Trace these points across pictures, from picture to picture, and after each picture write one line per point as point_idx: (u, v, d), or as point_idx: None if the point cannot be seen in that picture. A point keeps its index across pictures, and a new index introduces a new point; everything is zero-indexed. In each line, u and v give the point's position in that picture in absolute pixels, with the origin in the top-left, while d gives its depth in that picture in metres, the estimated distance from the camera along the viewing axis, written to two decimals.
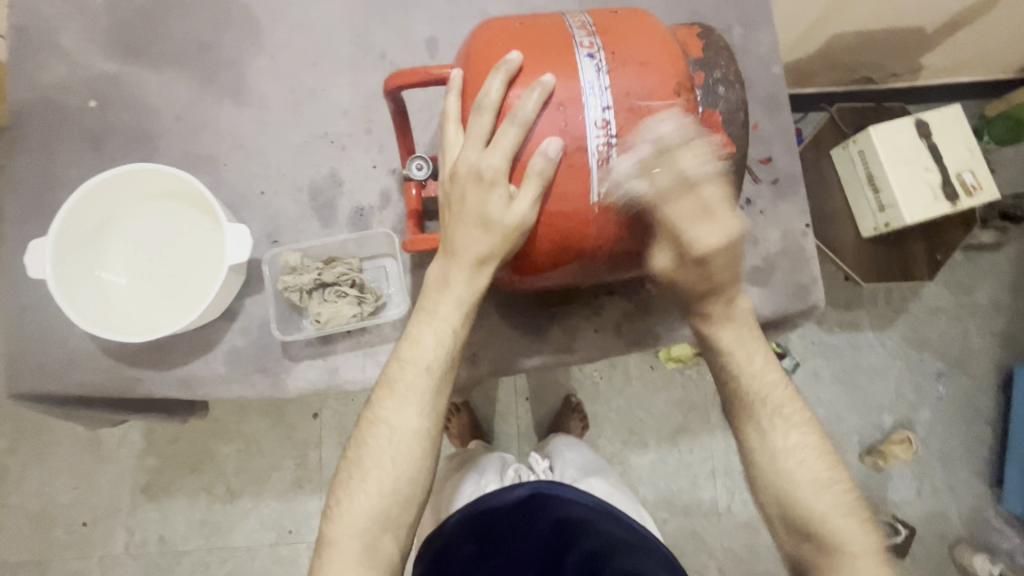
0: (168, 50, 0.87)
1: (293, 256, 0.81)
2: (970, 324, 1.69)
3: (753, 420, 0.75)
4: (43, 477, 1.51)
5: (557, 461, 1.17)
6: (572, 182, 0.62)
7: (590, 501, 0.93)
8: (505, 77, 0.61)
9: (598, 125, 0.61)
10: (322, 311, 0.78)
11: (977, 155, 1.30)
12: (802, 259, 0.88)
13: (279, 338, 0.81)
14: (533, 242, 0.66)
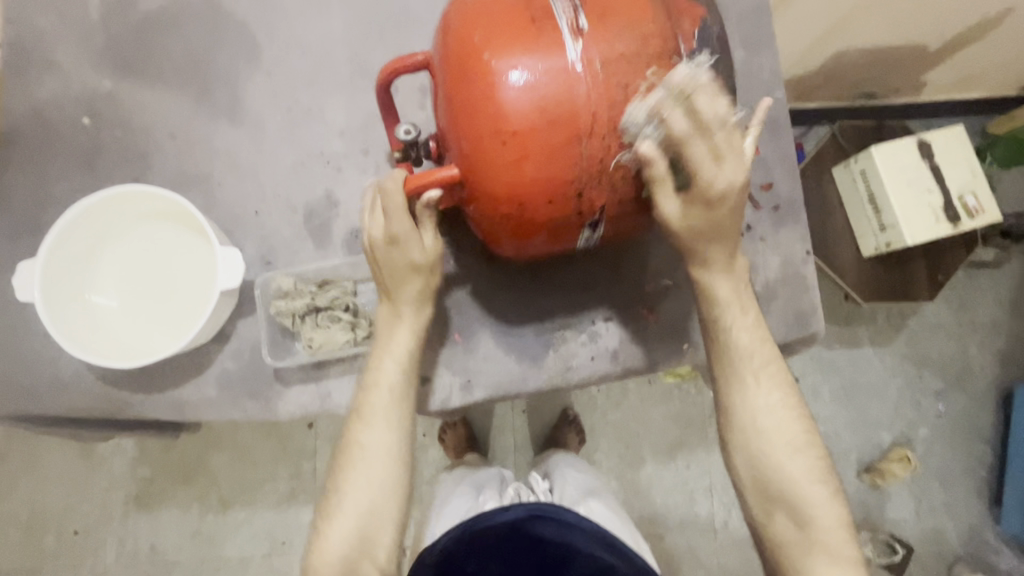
0: (163, 67, 0.86)
1: (286, 281, 0.80)
2: (969, 342, 1.68)
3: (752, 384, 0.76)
4: (35, 485, 1.50)
5: (556, 482, 1.15)
6: (540, 57, 0.59)
7: (588, 528, 0.88)
8: None
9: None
10: (315, 336, 0.78)
11: (979, 177, 1.29)
12: (802, 286, 0.87)
13: (270, 364, 0.80)
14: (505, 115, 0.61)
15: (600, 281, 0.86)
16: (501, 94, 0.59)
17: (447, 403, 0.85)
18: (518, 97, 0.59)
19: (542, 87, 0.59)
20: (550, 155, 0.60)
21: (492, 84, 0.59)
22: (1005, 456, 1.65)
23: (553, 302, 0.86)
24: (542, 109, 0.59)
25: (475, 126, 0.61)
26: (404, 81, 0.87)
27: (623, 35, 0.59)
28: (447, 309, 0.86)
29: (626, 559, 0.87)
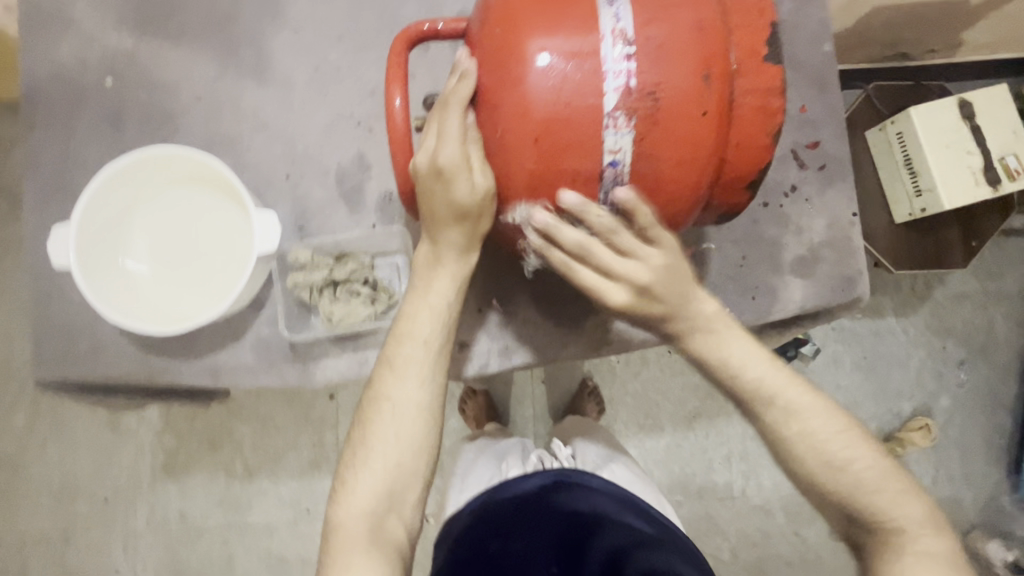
0: (187, 23, 0.82)
1: (303, 253, 0.77)
2: (995, 311, 1.66)
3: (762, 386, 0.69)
4: (64, 453, 1.52)
5: (579, 450, 1.15)
6: (574, 41, 0.56)
7: (612, 491, 0.91)
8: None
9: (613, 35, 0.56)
10: (334, 311, 0.75)
11: (1022, 137, 1.25)
12: (848, 250, 0.84)
13: (287, 337, 0.79)
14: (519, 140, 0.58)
15: None
16: (528, 79, 0.57)
17: (483, 370, 0.85)
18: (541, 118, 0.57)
19: (578, 74, 0.56)
20: (578, 143, 0.57)
21: (520, 66, 0.57)
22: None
23: (573, 294, 0.84)
24: (566, 92, 0.56)
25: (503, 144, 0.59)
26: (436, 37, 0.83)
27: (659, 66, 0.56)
28: (482, 274, 0.84)
29: (652, 523, 0.89)
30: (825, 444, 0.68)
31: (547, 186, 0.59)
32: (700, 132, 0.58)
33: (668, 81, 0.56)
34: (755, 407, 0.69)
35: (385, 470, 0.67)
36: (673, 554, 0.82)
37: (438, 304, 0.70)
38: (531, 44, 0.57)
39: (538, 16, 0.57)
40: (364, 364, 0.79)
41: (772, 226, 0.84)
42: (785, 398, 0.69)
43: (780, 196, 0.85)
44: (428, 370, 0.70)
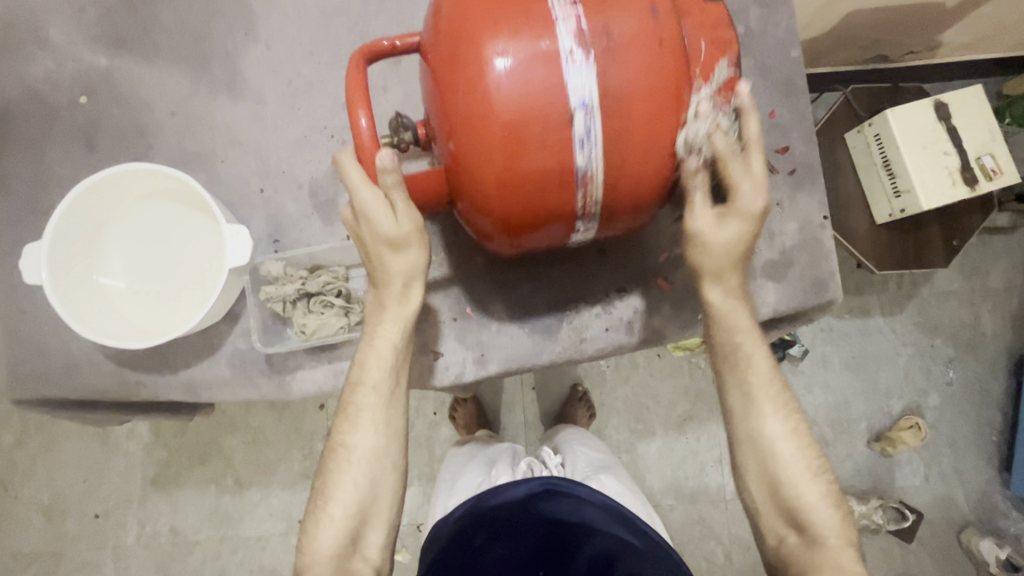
0: (160, 41, 0.83)
1: (275, 266, 0.78)
2: (982, 308, 1.67)
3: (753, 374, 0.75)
4: (53, 470, 1.52)
5: (567, 457, 1.15)
6: (532, 41, 0.57)
7: (603, 502, 0.84)
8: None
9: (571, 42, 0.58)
10: (308, 323, 0.76)
11: (997, 138, 1.26)
12: (820, 252, 0.85)
13: (261, 351, 0.79)
14: (486, 149, 0.59)
15: (613, 250, 0.85)
16: (490, 81, 0.57)
17: (460, 378, 0.85)
18: (507, 129, 0.58)
19: (539, 73, 0.57)
20: (545, 141, 0.59)
21: (482, 81, 0.58)
22: (1016, 421, 1.65)
23: (547, 302, 0.85)
24: (530, 101, 0.58)
25: (469, 151, 0.60)
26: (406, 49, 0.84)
27: (618, 70, 0.58)
28: (458, 283, 0.85)
29: (645, 539, 0.83)
30: (792, 448, 0.73)
31: (517, 187, 0.61)
32: (662, 122, 0.60)
33: (628, 76, 0.58)
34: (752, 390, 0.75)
35: (346, 518, 0.70)
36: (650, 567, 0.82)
37: (385, 349, 0.72)
38: (489, 44, 0.57)
39: (493, 14, 0.58)
40: (340, 374, 0.79)
41: None
42: (774, 393, 0.75)
43: None
44: (383, 416, 0.73)
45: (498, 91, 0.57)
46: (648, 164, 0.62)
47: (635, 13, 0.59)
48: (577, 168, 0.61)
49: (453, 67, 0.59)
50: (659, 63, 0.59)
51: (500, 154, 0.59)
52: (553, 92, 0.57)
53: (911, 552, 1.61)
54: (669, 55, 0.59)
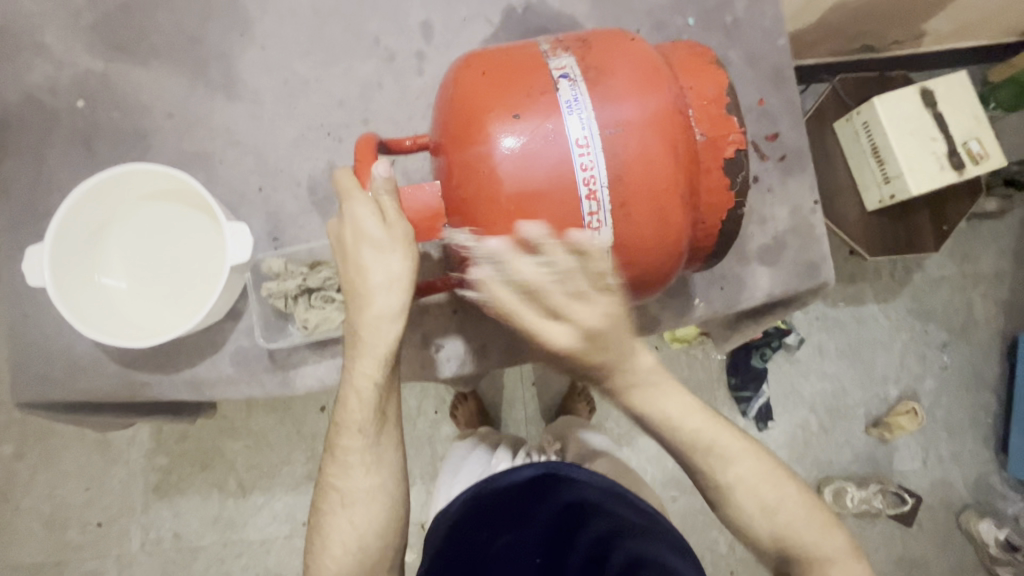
0: (155, 45, 0.84)
1: (276, 262, 0.78)
2: (974, 293, 1.69)
3: (718, 450, 0.73)
4: (55, 479, 1.51)
5: (562, 443, 1.18)
6: (541, 125, 0.61)
7: (602, 483, 0.87)
8: (477, 89, 0.64)
9: (576, 127, 0.61)
10: (310, 317, 0.76)
11: (982, 123, 1.28)
12: (812, 237, 0.86)
13: (264, 346, 0.79)
14: (497, 229, 0.62)
15: None
16: (500, 163, 0.61)
17: (461, 370, 0.86)
18: (516, 207, 0.61)
19: (547, 156, 0.61)
20: (553, 216, 0.61)
21: (491, 164, 0.61)
22: (1010, 404, 1.67)
23: None
24: (538, 180, 0.61)
25: (480, 229, 0.63)
26: (401, 47, 0.85)
27: (621, 151, 0.62)
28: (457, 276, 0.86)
29: (644, 515, 0.84)
30: (780, 493, 0.74)
31: (528, 259, 0.63)
32: (665, 198, 0.63)
33: (634, 160, 0.62)
34: (719, 461, 0.74)
35: (348, 550, 0.72)
36: (660, 543, 0.78)
37: (366, 389, 0.69)
38: (501, 131, 0.61)
39: (502, 102, 0.62)
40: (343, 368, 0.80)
41: None
42: (748, 452, 0.74)
43: None
44: (370, 459, 0.73)
45: (507, 173, 0.61)
46: (655, 239, 0.65)
47: (638, 98, 0.62)
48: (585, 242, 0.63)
49: (464, 150, 0.63)
50: (661, 146, 0.62)
51: (510, 231, 0.62)
52: (560, 174, 0.61)
53: (911, 536, 1.63)
54: (670, 138, 0.63)
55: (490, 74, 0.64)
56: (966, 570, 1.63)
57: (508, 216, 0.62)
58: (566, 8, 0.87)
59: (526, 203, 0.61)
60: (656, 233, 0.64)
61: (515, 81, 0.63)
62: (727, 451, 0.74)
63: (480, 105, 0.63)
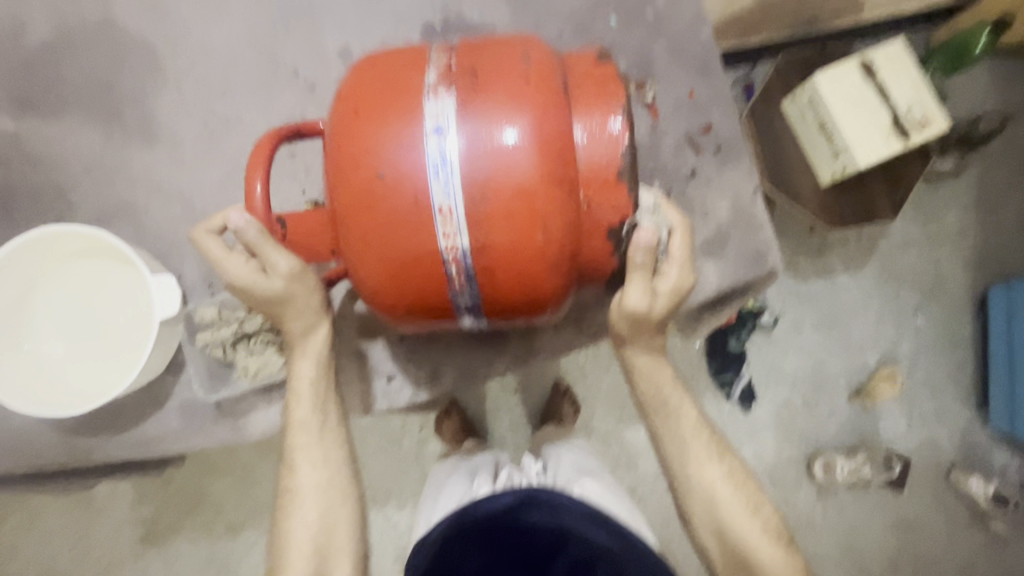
0: (67, 97, 0.82)
1: (209, 310, 0.77)
2: (941, 253, 1.70)
3: (684, 442, 0.86)
4: (38, 541, 1.45)
5: (551, 463, 1.10)
6: (407, 129, 0.62)
7: (580, 508, 0.86)
8: (357, 101, 0.65)
9: (438, 134, 0.61)
10: (249, 363, 0.75)
11: (923, 90, 1.29)
12: (754, 225, 0.86)
13: (206, 399, 0.77)
14: (363, 238, 0.64)
15: None
16: (364, 170, 0.62)
17: (416, 397, 0.85)
18: (380, 217, 0.62)
19: (417, 165, 0.61)
20: (415, 226, 0.62)
21: (357, 175, 0.63)
22: (987, 359, 1.69)
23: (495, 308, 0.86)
24: (399, 185, 0.61)
25: (352, 239, 0.65)
26: (320, 76, 0.84)
27: (485, 156, 0.61)
28: None
29: (620, 541, 0.83)
30: (730, 494, 0.84)
31: (399, 266, 0.64)
32: (535, 206, 0.62)
33: (504, 167, 0.61)
34: (695, 455, 0.86)
35: (309, 550, 0.74)
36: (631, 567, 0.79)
37: (302, 386, 0.74)
38: (378, 141, 0.62)
39: (380, 113, 0.63)
40: None
41: None
42: (704, 454, 0.86)
43: (680, 182, 0.87)
44: (317, 455, 0.76)
45: (371, 183, 0.62)
46: (529, 252, 0.63)
47: (515, 105, 0.62)
48: (449, 250, 0.63)
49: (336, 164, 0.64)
50: (532, 154, 0.61)
51: (376, 241, 0.63)
52: (422, 180, 0.61)
53: (904, 500, 1.64)
54: (542, 145, 0.62)
55: (369, 85, 0.66)
56: (962, 529, 1.63)
57: (371, 229, 0.63)
58: (484, 19, 0.87)
59: (388, 213, 0.62)
60: (524, 241, 0.62)
61: (396, 91, 0.64)
62: (699, 448, 0.86)
63: (353, 117, 0.64)
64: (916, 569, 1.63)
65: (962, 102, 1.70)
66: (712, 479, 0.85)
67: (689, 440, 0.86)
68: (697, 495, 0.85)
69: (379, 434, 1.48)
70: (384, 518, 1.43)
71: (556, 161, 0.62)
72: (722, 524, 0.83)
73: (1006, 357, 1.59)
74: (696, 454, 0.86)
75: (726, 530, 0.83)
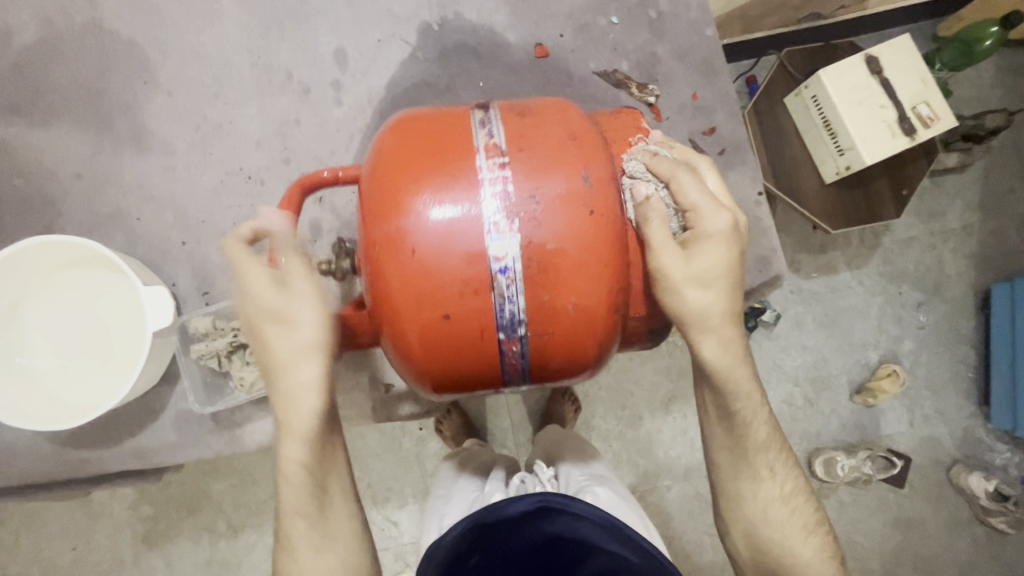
0: (54, 102, 0.84)
1: (203, 321, 0.79)
2: (944, 250, 1.69)
3: (755, 442, 0.76)
4: (38, 542, 1.40)
5: (562, 470, 1.06)
6: (459, 192, 0.61)
7: (599, 516, 0.81)
8: (400, 163, 0.63)
9: (491, 203, 0.61)
10: (246, 375, 0.77)
11: (930, 85, 1.26)
12: (759, 230, 0.86)
13: (200, 411, 0.80)
14: (410, 307, 0.61)
15: None
16: (415, 231, 0.60)
17: None
18: (430, 283, 0.60)
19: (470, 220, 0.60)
20: (465, 290, 0.61)
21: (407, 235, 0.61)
22: (989, 355, 1.68)
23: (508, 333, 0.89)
24: (453, 248, 0.60)
25: (396, 304, 0.62)
26: (314, 79, 0.86)
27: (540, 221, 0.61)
28: None
29: (644, 556, 0.79)
30: (792, 508, 0.77)
31: (441, 332, 0.62)
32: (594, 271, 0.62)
33: (552, 228, 0.61)
34: (752, 462, 0.77)
35: None
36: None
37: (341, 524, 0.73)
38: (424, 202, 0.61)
39: (426, 172, 0.62)
40: None
41: None
42: (772, 460, 0.77)
43: None
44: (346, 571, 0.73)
45: (424, 247, 0.60)
46: (581, 317, 0.63)
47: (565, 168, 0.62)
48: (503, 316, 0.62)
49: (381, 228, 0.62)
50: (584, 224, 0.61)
51: (423, 307, 0.61)
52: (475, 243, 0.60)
53: (905, 498, 1.63)
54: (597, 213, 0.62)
55: (416, 144, 0.64)
56: (962, 526, 1.63)
57: (419, 297, 0.61)
58: (483, 19, 0.87)
59: (440, 279, 0.60)
60: (578, 310, 0.62)
61: (446, 150, 0.63)
62: (758, 451, 0.77)
63: (399, 180, 0.62)
64: (917, 566, 1.62)
65: (966, 97, 1.68)
66: (772, 483, 0.77)
67: (760, 445, 0.77)
68: (744, 504, 0.78)
69: (379, 434, 1.44)
70: (385, 519, 1.39)
71: (607, 230, 0.63)
72: (767, 539, 0.77)
73: (1008, 354, 1.58)
74: (767, 457, 0.77)
75: (773, 542, 0.76)
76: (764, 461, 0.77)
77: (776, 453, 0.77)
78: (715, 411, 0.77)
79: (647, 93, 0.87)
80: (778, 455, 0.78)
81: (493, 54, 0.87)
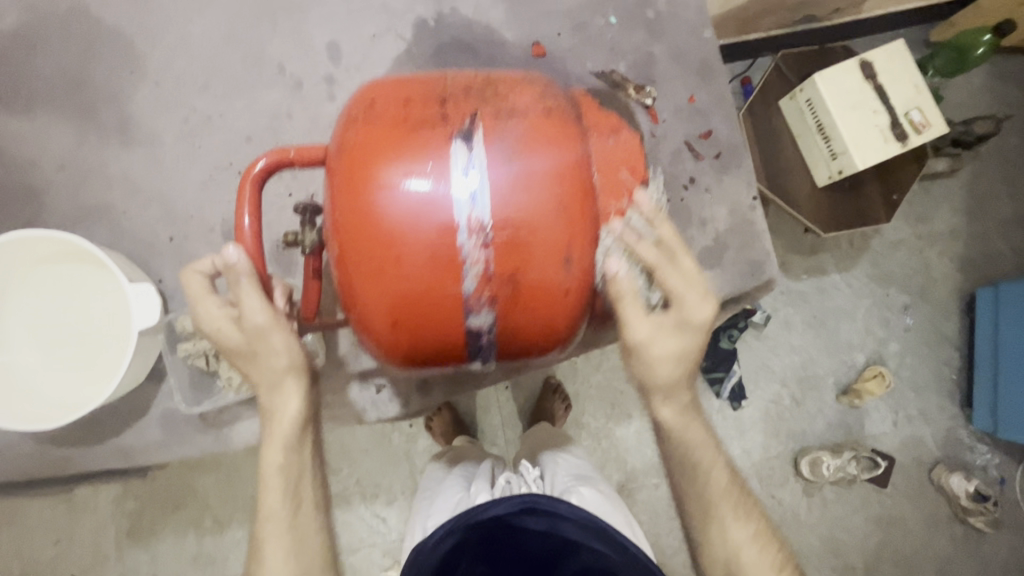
0: (37, 91, 0.82)
1: (189, 320, 0.78)
2: (930, 253, 1.71)
3: (716, 490, 0.78)
4: (19, 537, 1.38)
5: (547, 470, 1.06)
6: (432, 162, 0.59)
7: (582, 518, 0.80)
8: (373, 131, 0.61)
9: (463, 177, 0.60)
10: (234, 374, 0.77)
11: (923, 91, 1.27)
12: (752, 234, 0.86)
13: (187, 412, 0.79)
14: (374, 282, 0.61)
15: None
16: (386, 201, 0.59)
17: None
18: (398, 258, 0.59)
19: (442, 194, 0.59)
20: (431, 267, 0.59)
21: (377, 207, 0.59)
22: (972, 358, 1.71)
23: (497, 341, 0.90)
24: (422, 222, 0.59)
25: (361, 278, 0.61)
26: (306, 72, 0.84)
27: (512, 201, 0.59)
28: None
29: (624, 553, 0.78)
30: (761, 558, 0.77)
31: (408, 308, 0.61)
32: (564, 255, 0.61)
33: (523, 210, 0.60)
34: (716, 512, 0.78)
35: None
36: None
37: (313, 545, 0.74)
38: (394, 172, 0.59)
39: (398, 140, 0.60)
40: None
41: (675, 219, 0.86)
42: (737, 508, 0.78)
43: (680, 189, 0.87)
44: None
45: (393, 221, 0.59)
46: (549, 298, 0.62)
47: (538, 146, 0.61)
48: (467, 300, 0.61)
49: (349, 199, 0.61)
50: (556, 207, 0.61)
51: (389, 282, 0.60)
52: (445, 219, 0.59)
53: (888, 497, 1.66)
54: (570, 194, 0.61)
55: (391, 111, 0.62)
56: (942, 525, 1.66)
57: (383, 270, 0.60)
58: (479, 15, 0.86)
59: (406, 254, 0.59)
60: (547, 295, 0.62)
61: (421, 117, 0.61)
62: (721, 499, 0.78)
63: (371, 148, 0.61)
64: (898, 564, 1.65)
65: (956, 103, 1.70)
66: (736, 533, 0.77)
67: (722, 492, 0.78)
68: (710, 553, 0.78)
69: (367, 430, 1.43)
70: (373, 515, 1.38)
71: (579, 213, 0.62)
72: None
73: (991, 357, 1.61)
74: (726, 507, 0.78)
75: None
76: (727, 508, 0.78)
77: (737, 500, 0.78)
78: (674, 462, 0.79)
79: (645, 94, 0.86)
80: (742, 501, 0.79)
81: (489, 50, 0.86)
